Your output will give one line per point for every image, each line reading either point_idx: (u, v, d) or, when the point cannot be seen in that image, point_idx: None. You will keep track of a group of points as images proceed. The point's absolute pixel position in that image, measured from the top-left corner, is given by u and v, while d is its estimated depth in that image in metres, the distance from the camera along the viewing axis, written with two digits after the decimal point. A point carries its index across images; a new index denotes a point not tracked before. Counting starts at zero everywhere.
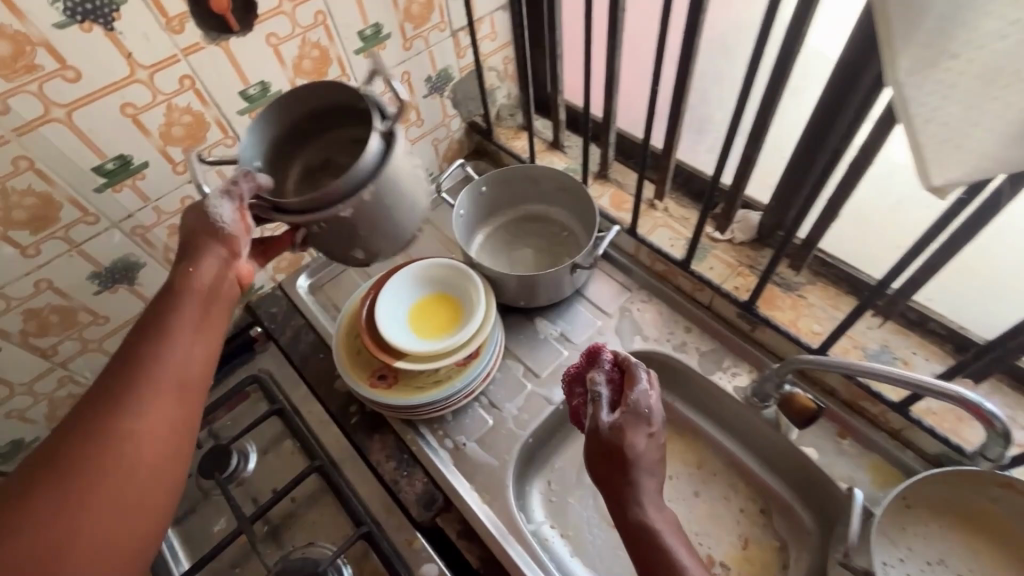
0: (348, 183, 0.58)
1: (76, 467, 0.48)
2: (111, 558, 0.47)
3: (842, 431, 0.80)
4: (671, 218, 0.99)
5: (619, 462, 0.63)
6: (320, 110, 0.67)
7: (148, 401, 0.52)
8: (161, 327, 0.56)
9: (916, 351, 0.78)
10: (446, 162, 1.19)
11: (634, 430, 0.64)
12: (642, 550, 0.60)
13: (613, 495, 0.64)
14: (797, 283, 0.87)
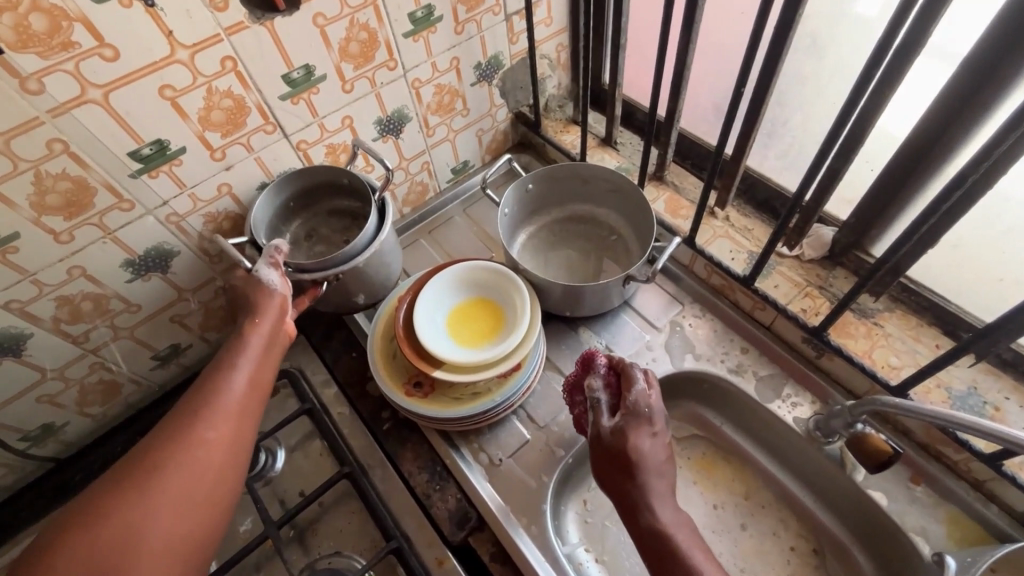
0: (358, 246, 0.81)
1: (154, 470, 0.53)
2: (177, 556, 0.51)
3: (915, 476, 0.73)
4: (732, 228, 0.91)
5: (622, 464, 0.62)
6: (305, 189, 0.88)
7: (213, 417, 0.57)
8: (228, 357, 0.63)
9: (1009, 396, 0.70)
10: (489, 154, 1.13)
11: (635, 431, 0.64)
12: (654, 555, 0.57)
13: (622, 501, 0.62)
14: (873, 310, 0.79)
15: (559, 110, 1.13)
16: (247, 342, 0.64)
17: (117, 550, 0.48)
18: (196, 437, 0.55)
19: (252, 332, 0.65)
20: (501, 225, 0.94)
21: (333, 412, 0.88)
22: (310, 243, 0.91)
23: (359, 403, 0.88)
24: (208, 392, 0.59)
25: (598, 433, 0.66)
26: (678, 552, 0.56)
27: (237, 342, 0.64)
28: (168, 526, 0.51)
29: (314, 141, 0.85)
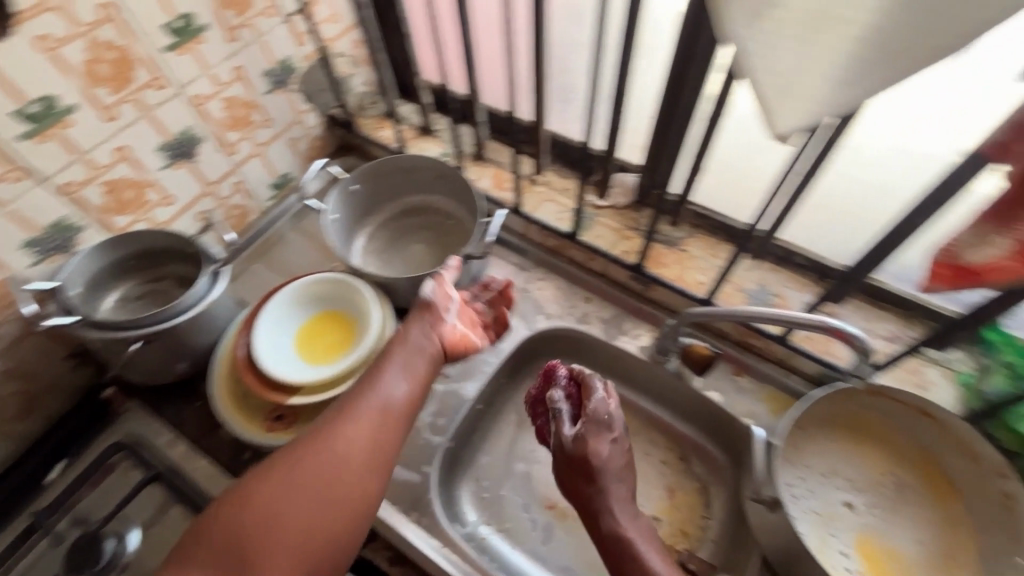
0: (183, 305, 0.74)
1: (303, 475, 0.59)
2: (304, 554, 0.56)
3: (738, 369, 0.85)
4: (554, 191, 0.98)
5: (584, 471, 0.66)
6: (143, 249, 0.82)
7: (358, 421, 0.63)
8: (376, 369, 0.69)
9: (787, 284, 0.83)
10: (309, 162, 1.09)
11: (595, 439, 0.67)
12: (611, 555, 0.62)
13: (583, 505, 0.66)
14: (678, 238, 0.90)
15: (373, 107, 1.11)
16: (394, 360, 0.70)
17: (246, 547, 0.54)
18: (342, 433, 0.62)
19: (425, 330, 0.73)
20: (328, 232, 0.91)
21: (188, 470, 0.80)
22: (142, 305, 0.84)
23: (216, 452, 0.81)
24: (358, 391, 0.67)
25: (561, 443, 0.68)
26: (635, 553, 0.61)
27: (395, 353, 0.70)
28: (293, 526, 0.56)
29: (85, 181, 0.74)
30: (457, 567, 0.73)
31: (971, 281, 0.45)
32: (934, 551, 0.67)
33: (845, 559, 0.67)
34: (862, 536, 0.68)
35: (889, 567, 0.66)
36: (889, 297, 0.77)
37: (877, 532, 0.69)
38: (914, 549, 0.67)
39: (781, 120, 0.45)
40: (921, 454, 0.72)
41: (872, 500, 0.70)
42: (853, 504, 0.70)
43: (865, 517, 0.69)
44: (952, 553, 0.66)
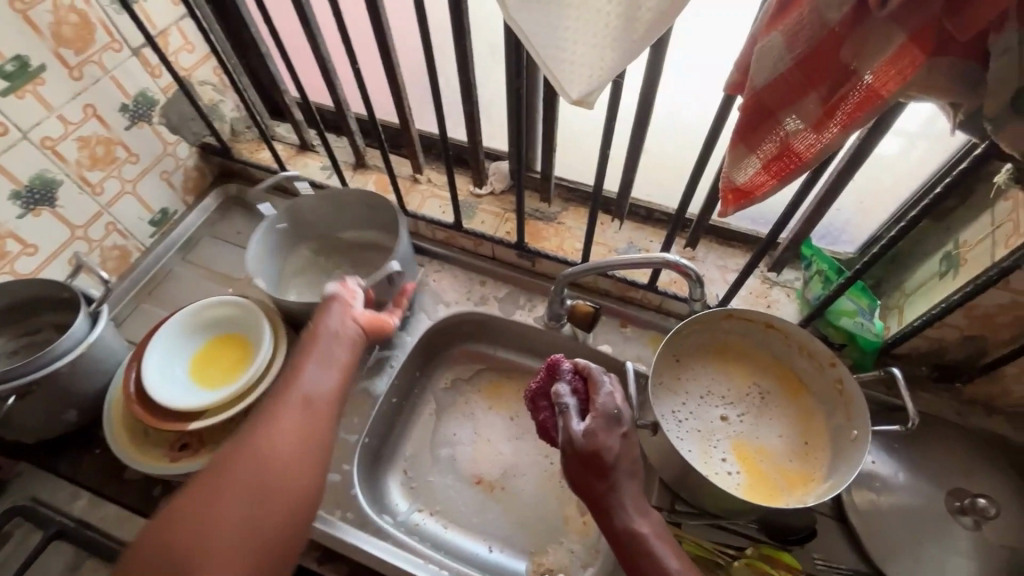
0: (62, 349, 0.73)
1: (232, 475, 0.55)
2: (254, 560, 0.52)
3: (623, 321, 0.94)
4: (435, 187, 1.03)
5: (598, 471, 0.62)
6: (9, 303, 0.79)
7: (283, 413, 0.61)
8: (296, 364, 0.66)
9: (652, 239, 0.93)
10: (189, 194, 1.08)
11: (605, 434, 0.63)
12: (629, 557, 0.60)
13: (595, 505, 0.63)
14: (553, 213, 0.98)
15: (249, 131, 1.12)
16: (318, 347, 0.68)
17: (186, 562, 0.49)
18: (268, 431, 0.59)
19: (344, 319, 0.73)
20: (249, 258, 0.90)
21: (95, 519, 0.77)
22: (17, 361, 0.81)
23: (122, 496, 0.79)
24: (283, 387, 0.64)
25: (570, 438, 0.63)
26: (648, 552, 0.60)
27: (315, 342, 0.69)
28: (235, 532, 0.52)
29: None
30: (387, 551, 0.76)
31: (746, 201, 0.54)
32: (796, 441, 0.78)
33: (725, 463, 0.76)
34: (737, 440, 0.77)
35: (761, 462, 0.76)
36: (734, 235, 0.89)
37: (748, 435, 0.78)
38: (780, 442, 0.78)
39: (571, 88, 0.51)
40: (776, 363, 0.83)
41: (743, 409, 0.80)
42: (727, 416, 0.80)
43: (738, 425, 0.79)
44: (810, 439, 0.77)
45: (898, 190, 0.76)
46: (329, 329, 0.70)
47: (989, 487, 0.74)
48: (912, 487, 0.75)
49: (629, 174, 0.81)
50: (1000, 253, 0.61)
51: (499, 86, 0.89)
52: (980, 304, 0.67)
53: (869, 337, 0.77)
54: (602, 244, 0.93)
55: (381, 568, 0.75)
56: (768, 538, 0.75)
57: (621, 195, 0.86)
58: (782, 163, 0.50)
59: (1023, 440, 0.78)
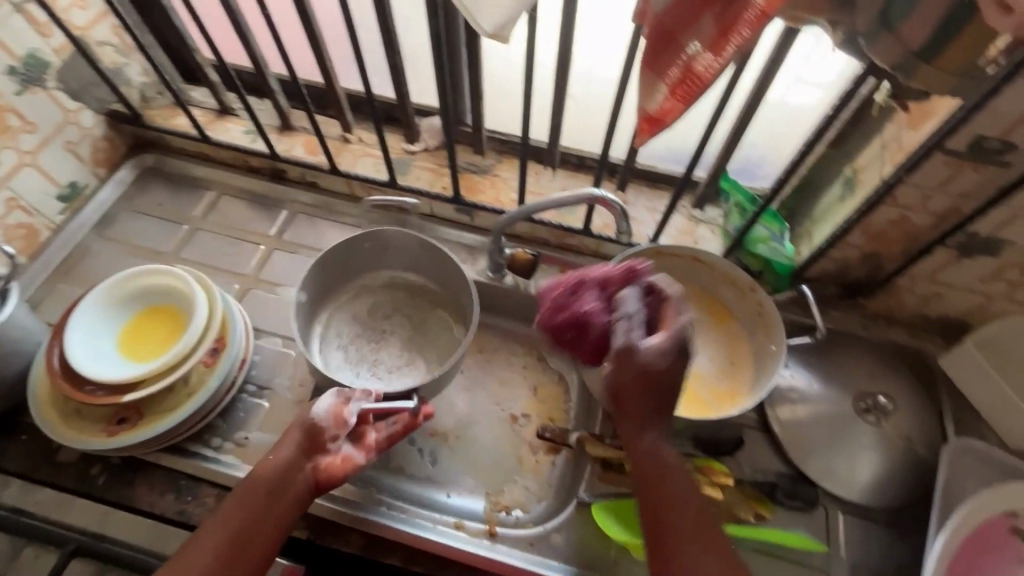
0: None
1: None
2: None
3: (563, 267, 0.97)
4: (367, 146, 1.02)
5: (653, 390, 0.62)
6: None
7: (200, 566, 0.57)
8: (239, 502, 0.62)
9: (585, 185, 0.95)
10: (99, 165, 1.01)
11: (674, 360, 0.61)
12: (645, 464, 0.61)
13: (639, 417, 0.62)
14: (488, 166, 0.99)
15: (161, 97, 1.06)
16: (267, 495, 0.63)
17: None
18: None
19: (303, 460, 0.67)
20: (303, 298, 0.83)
21: (28, 505, 0.73)
22: None
23: (56, 479, 0.75)
24: (214, 529, 0.60)
25: (632, 351, 0.62)
26: (667, 467, 0.61)
27: (263, 485, 0.64)
28: None
29: None
30: (341, 501, 0.75)
31: (659, 128, 0.56)
32: (724, 362, 0.84)
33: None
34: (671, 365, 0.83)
35: (693, 383, 0.82)
36: (659, 177, 0.94)
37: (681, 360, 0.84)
38: (710, 364, 0.84)
39: (485, 20, 0.51)
40: (704, 295, 0.88)
41: None
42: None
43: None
44: (736, 359, 0.84)
45: (803, 123, 0.81)
46: (269, 467, 0.65)
47: (891, 387, 0.83)
48: (825, 395, 0.83)
49: (557, 119, 0.83)
50: (888, 170, 0.67)
51: (423, 36, 0.88)
52: (875, 221, 0.73)
53: (783, 262, 0.83)
54: (537, 193, 0.95)
55: (335, 518, 0.74)
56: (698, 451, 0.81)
57: (551, 141, 0.88)
58: (686, 86, 0.52)
59: (916, 344, 0.88)
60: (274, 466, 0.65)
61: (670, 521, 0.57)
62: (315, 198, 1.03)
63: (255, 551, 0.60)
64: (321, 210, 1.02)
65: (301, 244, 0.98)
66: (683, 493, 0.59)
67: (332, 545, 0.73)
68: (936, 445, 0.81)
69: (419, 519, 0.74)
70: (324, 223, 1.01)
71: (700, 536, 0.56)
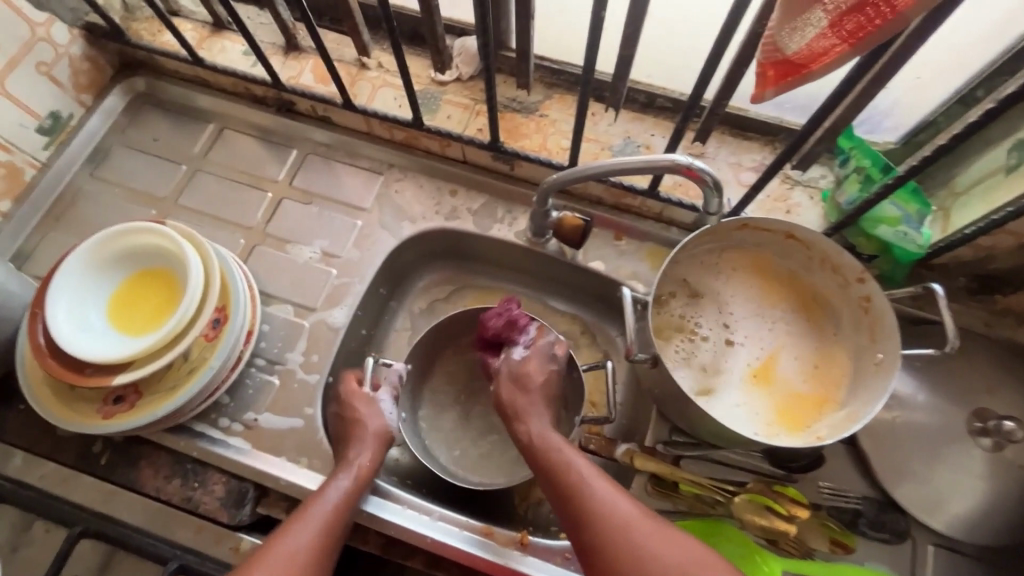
0: None
1: None
2: None
3: (618, 233, 0.81)
4: (387, 73, 0.84)
5: (511, 414, 0.66)
6: None
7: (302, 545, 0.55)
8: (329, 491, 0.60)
9: (653, 132, 0.77)
10: (83, 91, 0.87)
11: (514, 386, 0.67)
12: (534, 460, 0.61)
13: (506, 414, 0.67)
14: (534, 103, 0.81)
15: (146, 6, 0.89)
16: (351, 485, 0.61)
17: None
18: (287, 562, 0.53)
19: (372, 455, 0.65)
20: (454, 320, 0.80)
21: (33, 480, 0.69)
22: None
23: (58, 452, 0.70)
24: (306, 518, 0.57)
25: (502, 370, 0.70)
26: (562, 459, 0.58)
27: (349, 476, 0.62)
28: None
29: None
30: (358, 498, 0.66)
31: (796, 78, 0.39)
32: (807, 362, 0.69)
33: (736, 401, 0.68)
34: (752, 373, 0.68)
35: (778, 380, 0.68)
36: (752, 124, 0.74)
37: (764, 353, 0.70)
38: (794, 360, 0.69)
39: None
40: (795, 282, 0.72)
41: (757, 332, 0.71)
42: (744, 334, 0.70)
43: (753, 349, 0.70)
44: (819, 360, 0.69)
45: (969, 61, 0.60)
46: (358, 471, 0.63)
47: (1015, 406, 0.68)
48: (932, 407, 0.69)
49: (628, 49, 0.63)
50: None
51: None
52: None
53: (910, 249, 0.65)
54: (593, 140, 0.77)
55: (352, 516, 0.66)
56: (772, 470, 0.68)
57: (618, 75, 0.68)
58: (860, 19, 0.35)
59: None
60: (360, 470, 0.63)
61: (604, 533, 0.51)
62: (329, 137, 0.88)
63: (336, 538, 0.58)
64: (337, 152, 0.87)
65: (314, 192, 0.85)
66: (605, 493, 0.54)
67: (348, 541, 0.68)
68: None
69: (446, 523, 0.66)
70: (340, 168, 0.86)
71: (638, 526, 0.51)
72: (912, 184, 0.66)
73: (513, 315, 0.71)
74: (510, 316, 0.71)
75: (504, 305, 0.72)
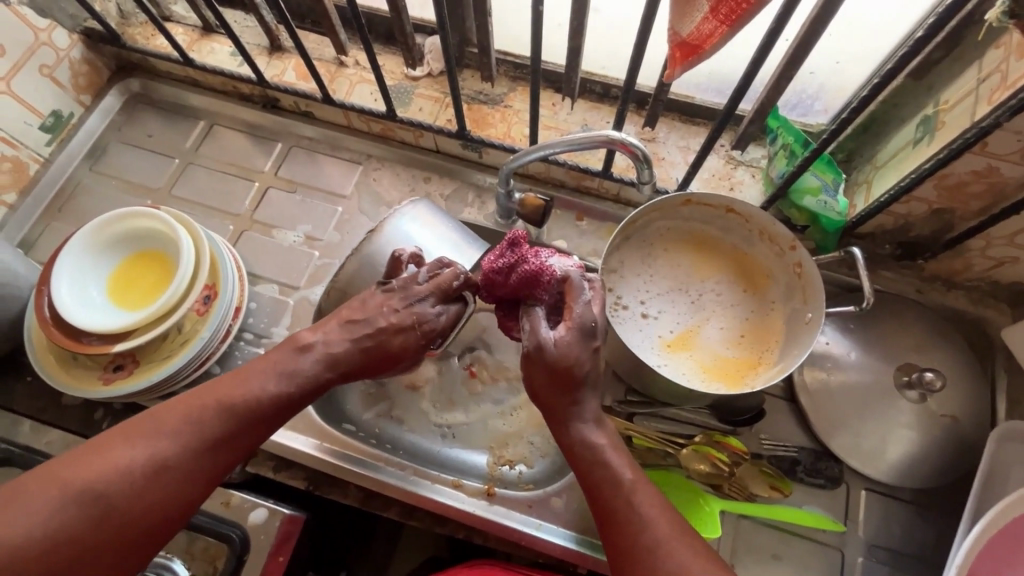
0: None
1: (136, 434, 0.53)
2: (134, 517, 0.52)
3: (579, 213, 0.87)
4: (364, 71, 0.91)
5: (564, 387, 0.58)
6: None
7: (208, 416, 0.56)
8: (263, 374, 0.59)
9: (608, 119, 0.83)
10: (82, 92, 0.93)
11: (563, 364, 0.57)
12: (579, 463, 0.58)
13: (550, 412, 0.60)
14: (499, 95, 0.87)
15: (140, 13, 0.96)
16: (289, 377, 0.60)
17: (102, 477, 0.51)
18: (185, 422, 0.55)
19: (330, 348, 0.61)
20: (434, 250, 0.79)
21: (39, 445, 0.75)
22: None
23: (62, 420, 0.76)
24: (227, 392, 0.57)
25: (541, 349, 0.57)
26: (602, 463, 0.57)
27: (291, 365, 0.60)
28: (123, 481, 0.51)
29: None
30: (340, 455, 0.73)
31: (696, 57, 0.46)
32: (733, 332, 0.75)
33: (654, 363, 0.73)
34: (666, 341, 0.73)
35: (695, 345, 0.74)
36: (697, 110, 0.81)
37: (684, 324, 0.75)
38: (718, 329, 0.75)
39: None
40: (737, 256, 0.78)
41: (683, 299, 0.76)
42: (671, 308, 0.76)
43: (675, 320, 0.75)
44: (744, 331, 0.75)
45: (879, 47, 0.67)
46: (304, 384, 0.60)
47: (936, 360, 0.75)
48: (863, 364, 0.76)
49: (575, 42, 0.70)
50: (982, 112, 0.54)
51: None
52: (952, 172, 0.61)
53: (832, 217, 0.72)
54: (553, 127, 0.83)
55: (333, 471, 0.73)
56: (718, 424, 0.75)
57: (570, 66, 0.75)
58: (733, 3, 0.41)
59: (975, 312, 0.78)
60: (297, 381, 0.60)
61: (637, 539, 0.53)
62: (312, 131, 0.94)
63: (251, 438, 0.57)
64: (319, 144, 0.94)
65: (298, 182, 0.91)
66: (646, 508, 0.55)
67: (330, 495, 0.74)
68: (983, 426, 0.73)
69: (419, 477, 0.73)
70: (322, 159, 0.93)
71: (673, 542, 0.52)
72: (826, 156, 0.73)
73: (530, 268, 0.61)
74: (525, 271, 0.62)
75: (516, 255, 0.63)
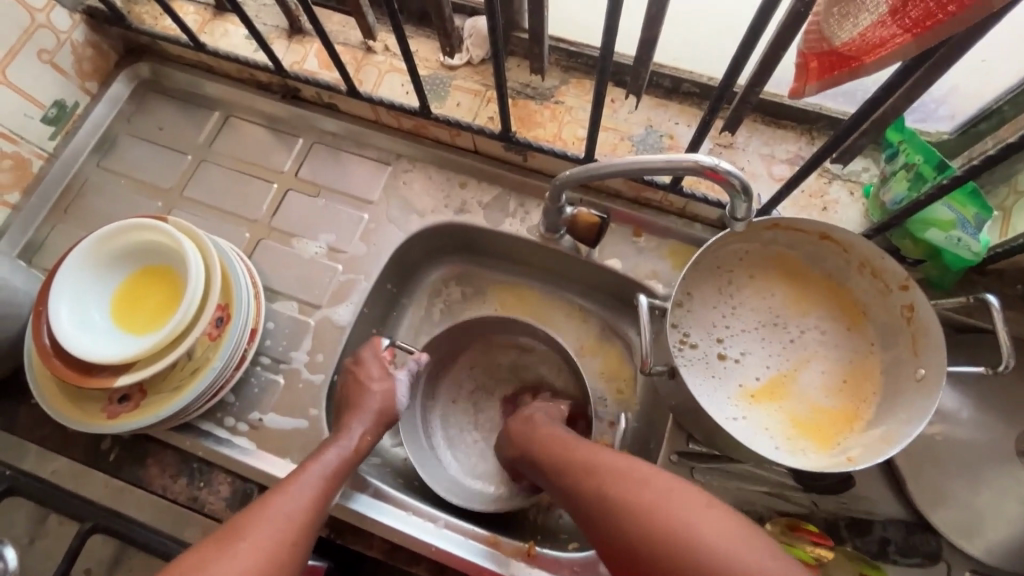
0: None
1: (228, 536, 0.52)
2: None
3: (637, 229, 0.76)
4: (394, 58, 0.80)
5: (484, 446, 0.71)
6: None
7: (285, 497, 0.56)
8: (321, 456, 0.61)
9: (677, 121, 0.71)
10: (87, 78, 0.85)
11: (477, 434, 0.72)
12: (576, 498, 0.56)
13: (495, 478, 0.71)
14: (549, 89, 0.75)
15: None
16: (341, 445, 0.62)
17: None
18: (267, 509, 0.54)
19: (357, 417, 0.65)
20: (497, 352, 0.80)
21: (44, 474, 0.69)
22: None
23: (70, 448, 0.70)
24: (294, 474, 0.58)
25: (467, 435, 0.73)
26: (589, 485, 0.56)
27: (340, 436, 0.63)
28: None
29: None
30: (363, 504, 0.65)
31: (841, 74, 0.39)
32: (835, 376, 0.64)
33: (733, 416, 0.63)
34: (750, 391, 0.63)
35: (787, 393, 0.64)
36: (787, 111, 0.68)
37: (776, 367, 0.65)
38: (816, 373, 0.64)
39: None
40: (832, 286, 0.67)
41: (771, 336, 0.66)
42: (759, 348, 0.65)
43: (763, 363, 0.65)
44: (847, 376, 0.64)
45: None
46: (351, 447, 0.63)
47: None
48: (977, 424, 0.64)
49: (650, 32, 0.58)
50: None
51: None
52: None
53: (963, 256, 0.59)
54: (612, 130, 0.71)
55: (356, 522, 0.65)
56: (797, 486, 0.65)
57: (639, 59, 0.63)
58: (928, 7, 0.34)
59: None
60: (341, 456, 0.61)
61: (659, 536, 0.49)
62: (336, 125, 0.84)
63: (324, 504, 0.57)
64: (343, 140, 0.84)
65: (321, 184, 0.82)
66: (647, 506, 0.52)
67: (352, 545, 0.67)
68: None
69: (451, 531, 0.65)
70: (346, 158, 0.83)
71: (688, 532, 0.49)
72: (970, 182, 0.58)
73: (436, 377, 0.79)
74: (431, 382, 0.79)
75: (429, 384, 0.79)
